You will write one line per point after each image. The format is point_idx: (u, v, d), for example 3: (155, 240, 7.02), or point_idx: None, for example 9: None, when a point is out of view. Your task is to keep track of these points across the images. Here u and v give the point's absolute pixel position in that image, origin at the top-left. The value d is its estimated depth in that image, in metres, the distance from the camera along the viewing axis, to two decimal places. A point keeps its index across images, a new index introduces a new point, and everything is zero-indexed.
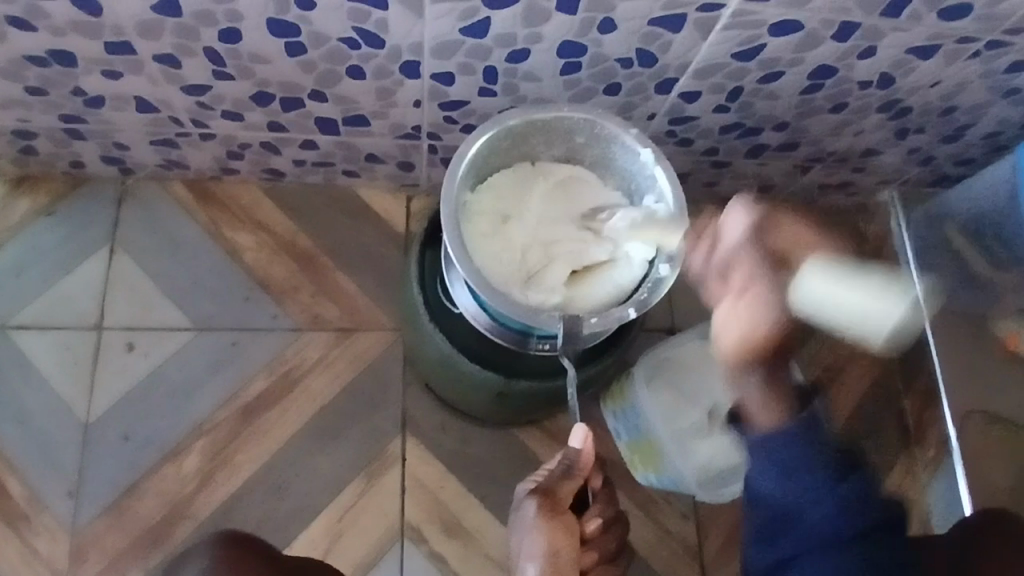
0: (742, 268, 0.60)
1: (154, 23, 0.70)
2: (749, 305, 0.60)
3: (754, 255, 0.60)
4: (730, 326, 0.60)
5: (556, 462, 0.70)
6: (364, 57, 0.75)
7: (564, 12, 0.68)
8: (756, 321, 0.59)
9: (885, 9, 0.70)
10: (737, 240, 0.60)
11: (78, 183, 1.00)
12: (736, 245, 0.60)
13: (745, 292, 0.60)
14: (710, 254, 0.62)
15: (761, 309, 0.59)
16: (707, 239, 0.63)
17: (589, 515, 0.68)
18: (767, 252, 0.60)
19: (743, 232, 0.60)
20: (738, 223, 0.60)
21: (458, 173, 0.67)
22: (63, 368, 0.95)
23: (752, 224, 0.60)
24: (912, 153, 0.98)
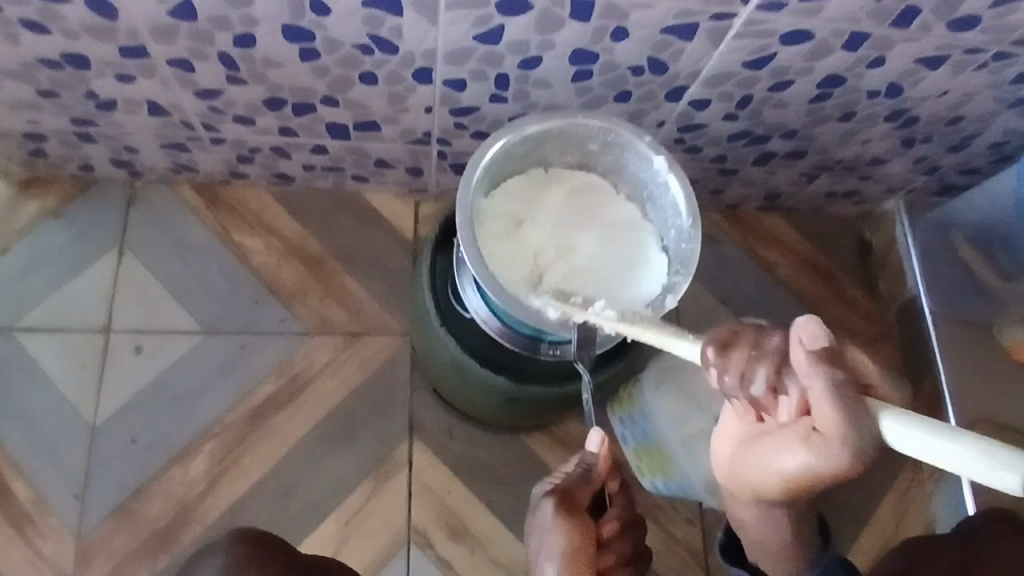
0: (820, 414, 0.44)
1: (170, 28, 0.71)
2: (772, 446, 0.54)
3: (831, 395, 0.43)
4: (775, 465, 0.54)
5: (575, 465, 0.70)
6: (377, 63, 0.76)
7: (578, 20, 0.69)
8: (779, 466, 0.53)
9: (895, 20, 0.71)
10: (814, 393, 0.44)
11: (87, 186, 1.00)
12: (809, 386, 0.45)
13: (824, 431, 0.45)
14: (770, 380, 0.46)
15: (814, 456, 0.48)
16: (742, 354, 0.47)
17: (606, 517, 0.68)
18: (845, 394, 0.43)
19: (817, 376, 0.44)
20: (824, 403, 0.43)
21: (473, 178, 0.67)
22: (70, 370, 0.95)
23: (821, 361, 0.44)
24: (918, 162, 0.99)
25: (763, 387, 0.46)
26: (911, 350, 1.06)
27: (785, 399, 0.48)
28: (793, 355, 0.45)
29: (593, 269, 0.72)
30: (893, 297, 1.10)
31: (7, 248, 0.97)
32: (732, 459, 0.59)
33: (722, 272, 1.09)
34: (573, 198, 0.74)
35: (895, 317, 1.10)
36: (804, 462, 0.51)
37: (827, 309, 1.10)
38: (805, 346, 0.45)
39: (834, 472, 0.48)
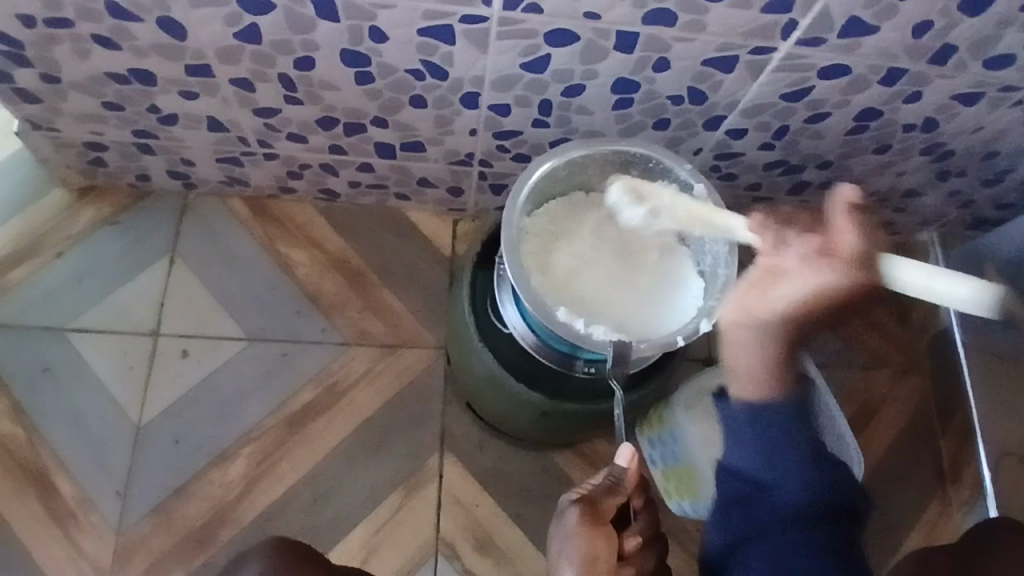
0: (841, 246, 0.59)
1: (235, 50, 0.75)
2: (783, 279, 0.62)
3: (847, 233, 0.58)
4: (787, 289, 0.61)
5: (602, 476, 0.71)
6: (427, 87, 0.79)
7: (622, 51, 0.72)
8: (780, 302, 0.62)
9: (931, 56, 0.72)
10: (844, 233, 0.59)
11: (142, 196, 1.06)
12: (837, 226, 0.59)
13: (818, 265, 0.60)
14: (801, 241, 0.61)
15: (828, 274, 0.59)
16: (801, 224, 0.63)
17: (628, 532, 0.70)
18: (870, 236, 0.58)
19: (849, 223, 0.58)
20: (846, 231, 0.58)
21: (518, 199, 0.70)
22: (119, 371, 0.99)
23: (849, 210, 0.58)
24: (952, 195, 0.99)
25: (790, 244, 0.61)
26: (941, 381, 1.06)
27: (805, 241, 0.61)
28: (836, 208, 0.58)
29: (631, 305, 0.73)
30: (924, 330, 1.09)
31: (65, 252, 1.02)
32: (743, 302, 0.64)
33: None
34: (575, 211, 0.76)
35: (927, 346, 1.08)
36: (806, 289, 0.60)
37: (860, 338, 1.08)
38: (845, 199, 0.58)
39: (843, 286, 0.59)
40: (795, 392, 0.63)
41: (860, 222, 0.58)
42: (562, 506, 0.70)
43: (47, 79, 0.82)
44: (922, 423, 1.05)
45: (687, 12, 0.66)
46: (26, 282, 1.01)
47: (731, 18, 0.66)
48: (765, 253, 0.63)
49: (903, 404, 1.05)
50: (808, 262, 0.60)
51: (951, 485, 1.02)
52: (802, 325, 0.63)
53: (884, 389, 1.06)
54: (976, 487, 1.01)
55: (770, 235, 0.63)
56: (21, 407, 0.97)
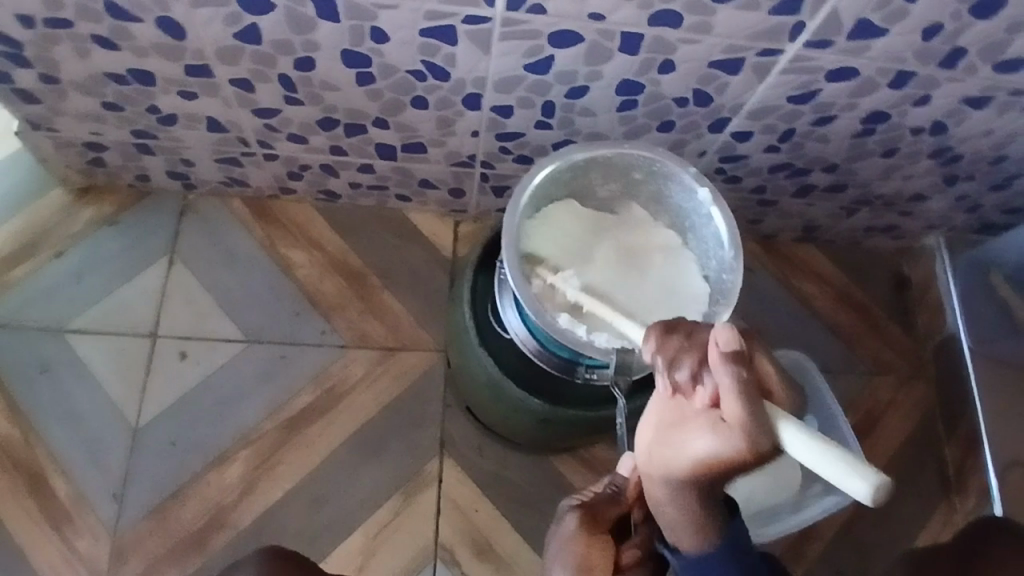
0: (725, 408, 0.45)
1: (235, 50, 0.74)
2: (687, 429, 0.48)
3: (734, 391, 0.44)
4: (693, 446, 0.47)
5: (604, 486, 0.71)
6: (429, 88, 0.78)
7: (627, 52, 0.71)
8: (689, 454, 0.48)
9: (941, 60, 0.71)
10: (721, 386, 0.45)
11: (141, 196, 1.05)
12: (718, 384, 0.45)
13: (721, 426, 0.45)
14: (691, 368, 0.49)
15: (720, 440, 0.46)
16: (677, 341, 0.50)
17: (628, 544, 0.66)
18: (748, 385, 0.44)
19: (725, 369, 0.45)
20: (729, 393, 0.44)
21: (519, 204, 0.69)
22: (116, 373, 0.98)
23: (726, 359, 0.45)
24: (959, 200, 0.98)
25: (683, 373, 0.49)
26: (947, 389, 1.05)
27: (704, 384, 0.47)
28: (712, 356, 0.46)
29: (635, 308, 0.72)
30: (930, 335, 1.08)
31: (63, 252, 1.02)
32: (654, 449, 0.51)
33: (755, 302, 1.08)
34: (536, 269, 0.72)
35: (932, 352, 1.08)
36: (715, 452, 0.45)
37: (863, 343, 1.08)
38: (719, 344, 0.46)
39: (742, 457, 0.45)
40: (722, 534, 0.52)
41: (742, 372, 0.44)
42: (562, 512, 0.69)
43: (45, 78, 0.81)
44: (927, 432, 1.04)
45: (693, 13, 0.65)
46: (24, 281, 1.00)
47: (739, 20, 0.65)
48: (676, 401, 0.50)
49: (908, 412, 1.05)
50: (707, 412, 0.47)
51: (956, 495, 1.01)
52: (710, 484, 0.49)
53: (888, 396, 1.06)
54: (982, 496, 0.99)
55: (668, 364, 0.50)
56: (19, 407, 0.96)
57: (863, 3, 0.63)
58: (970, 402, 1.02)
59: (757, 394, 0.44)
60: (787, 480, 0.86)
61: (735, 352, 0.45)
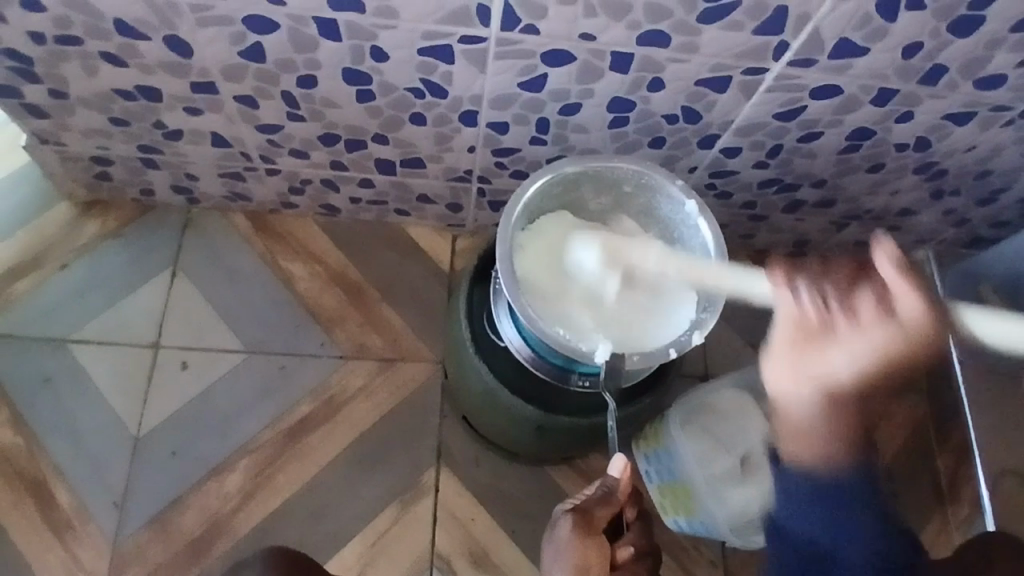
0: (901, 301, 0.69)
1: (240, 68, 0.77)
2: (839, 349, 0.70)
3: (906, 290, 0.68)
4: (843, 365, 0.70)
5: (596, 487, 0.71)
6: (427, 105, 0.81)
7: (618, 71, 0.73)
8: (839, 363, 0.70)
9: (922, 77, 0.74)
10: (886, 268, 0.69)
11: (146, 210, 1.07)
12: (888, 279, 0.69)
13: (890, 313, 0.70)
14: (862, 297, 0.71)
15: (886, 331, 0.70)
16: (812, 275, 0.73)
17: (622, 541, 0.70)
18: (915, 283, 0.68)
19: (904, 281, 0.68)
20: (908, 295, 0.68)
21: (513, 214, 0.71)
22: (118, 383, 1.00)
23: (886, 262, 0.69)
24: (946, 215, 1.01)
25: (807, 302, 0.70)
26: (938, 402, 1.07)
27: (865, 303, 0.71)
28: (881, 253, 0.69)
29: (624, 314, 0.74)
30: None
31: (68, 264, 1.04)
32: (797, 374, 0.71)
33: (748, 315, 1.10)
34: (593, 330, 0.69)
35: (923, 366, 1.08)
36: (877, 336, 0.70)
37: None
38: (889, 260, 0.69)
39: (899, 342, 0.70)
40: (859, 464, 0.70)
41: (901, 270, 0.68)
42: (557, 516, 0.71)
43: (55, 94, 0.84)
44: (918, 442, 1.06)
45: (680, 33, 0.67)
46: (30, 293, 1.02)
47: (726, 39, 0.68)
48: (879, 309, 0.70)
49: (902, 422, 1.07)
50: (866, 327, 0.70)
51: (949, 503, 1.03)
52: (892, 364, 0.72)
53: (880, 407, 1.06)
54: (974, 506, 1.01)
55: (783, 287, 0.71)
56: (22, 417, 0.98)
57: (843, 22, 0.66)
58: (962, 414, 1.04)
59: (908, 278, 0.68)
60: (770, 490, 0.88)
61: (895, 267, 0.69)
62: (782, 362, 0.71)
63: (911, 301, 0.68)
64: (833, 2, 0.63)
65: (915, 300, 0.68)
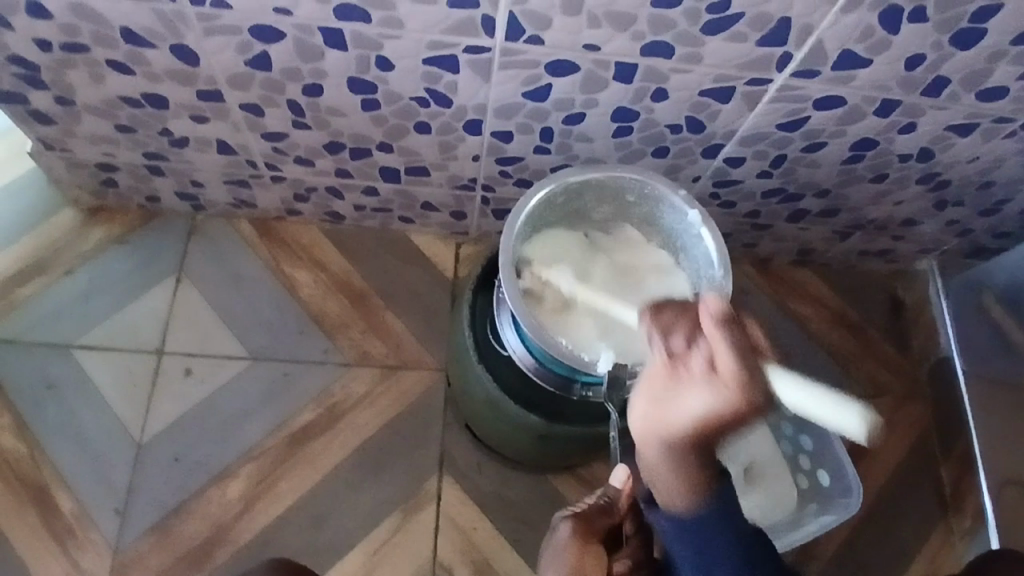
0: (721, 365, 0.48)
1: (246, 77, 0.77)
2: (681, 391, 0.51)
3: (731, 348, 0.48)
4: (678, 413, 0.51)
5: (596, 497, 0.72)
6: (431, 114, 0.81)
7: (621, 81, 0.74)
8: (694, 412, 0.50)
9: (925, 88, 0.74)
10: (716, 347, 0.48)
11: (151, 216, 1.08)
12: (713, 341, 0.49)
13: (719, 379, 0.48)
14: (685, 335, 0.52)
15: (712, 395, 0.49)
16: (671, 315, 0.55)
17: (619, 554, 0.70)
18: (745, 344, 0.48)
19: (719, 335, 0.48)
20: (722, 346, 0.48)
21: (515, 225, 0.71)
22: (122, 389, 1.00)
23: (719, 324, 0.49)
24: (950, 225, 1.00)
25: (680, 344, 0.52)
26: (942, 414, 1.06)
27: (698, 352, 0.50)
28: (706, 318, 0.49)
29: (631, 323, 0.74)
30: (924, 357, 1.09)
31: (73, 270, 1.04)
32: (648, 411, 0.54)
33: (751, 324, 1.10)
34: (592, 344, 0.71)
35: (926, 376, 1.09)
36: (703, 403, 0.49)
37: (860, 364, 1.09)
38: (712, 312, 0.49)
39: (726, 412, 0.49)
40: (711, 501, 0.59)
41: (736, 342, 0.47)
42: (556, 523, 0.72)
43: (61, 102, 0.84)
44: (921, 451, 1.05)
45: (683, 44, 0.68)
46: (35, 299, 1.02)
47: (729, 50, 0.68)
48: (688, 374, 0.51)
49: (903, 431, 1.06)
50: (691, 373, 0.50)
51: (952, 513, 1.02)
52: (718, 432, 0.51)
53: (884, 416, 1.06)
54: (977, 518, 0.99)
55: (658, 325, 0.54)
56: (25, 422, 0.98)
57: (845, 34, 0.66)
58: (965, 425, 1.03)
59: (745, 348, 0.48)
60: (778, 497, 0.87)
61: (716, 317, 0.49)
62: (641, 396, 0.54)
63: (748, 372, 0.47)
64: (835, 14, 0.64)
65: (748, 372, 0.47)
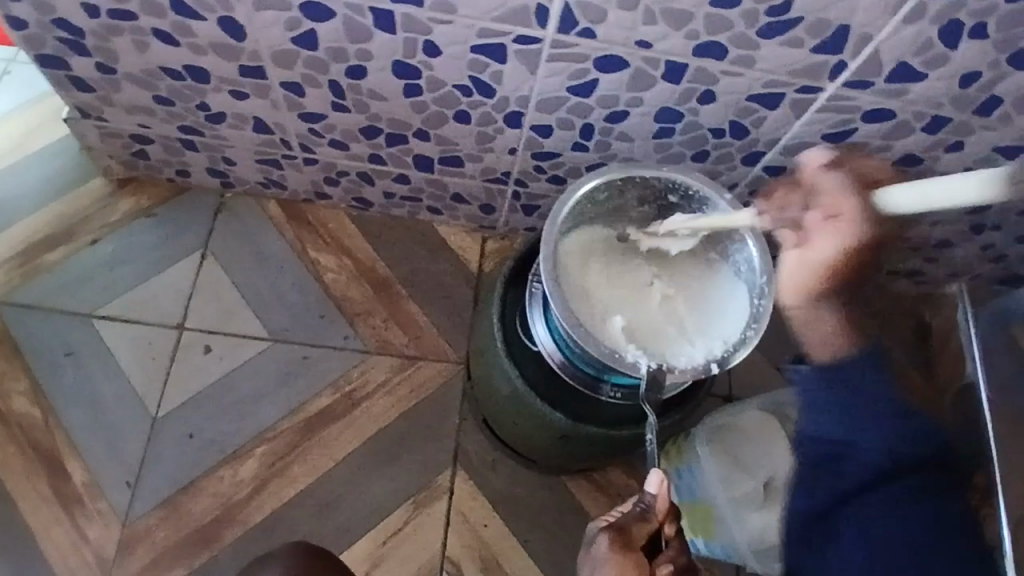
0: (841, 207, 0.62)
1: (291, 55, 0.77)
2: (818, 239, 0.63)
3: (843, 198, 0.62)
4: (822, 250, 0.63)
5: (633, 503, 0.67)
6: (473, 104, 0.81)
7: (669, 81, 0.73)
8: (819, 257, 0.63)
9: (977, 107, 0.73)
10: (829, 181, 0.63)
11: (180, 190, 1.07)
12: (829, 184, 0.63)
13: (839, 224, 0.62)
14: (805, 206, 0.64)
15: (835, 236, 0.62)
16: (790, 198, 0.66)
17: (662, 558, 0.64)
18: (853, 187, 0.62)
19: (833, 180, 0.63)
20: (828, 237, 0.62)
21: (558, 219, 0.70)
22: (141, 362, 0.99)
23: (828, 170, 0.63)
24: (984, 249, 0.99)
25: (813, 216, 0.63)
26: None
27: (813, 210, 0.63)
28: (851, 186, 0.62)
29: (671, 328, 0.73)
30: None
31: (98, 239, 1.04)
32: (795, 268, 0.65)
33: None
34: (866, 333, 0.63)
35: None
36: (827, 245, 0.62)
37: None
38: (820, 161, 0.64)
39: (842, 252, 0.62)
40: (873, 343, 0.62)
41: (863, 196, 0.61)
42: (591, 536, 0.66)
43: (103, 69, 0.84)
44: None
45: (736, 46, 0.67)
46: (58, 265, 1.02)
47: (783, 55, 0.67)
48: (801, 238, 0.64)
49: None
50: (822, 229, 0.62)
51: None
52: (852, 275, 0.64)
53: None
54: None
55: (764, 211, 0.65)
56: (41, 389, 0.98)
57: (903, 46, 0.65)
58: None
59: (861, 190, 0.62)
60: None
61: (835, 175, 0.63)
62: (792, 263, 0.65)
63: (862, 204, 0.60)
64: (896, 24, 0.63)
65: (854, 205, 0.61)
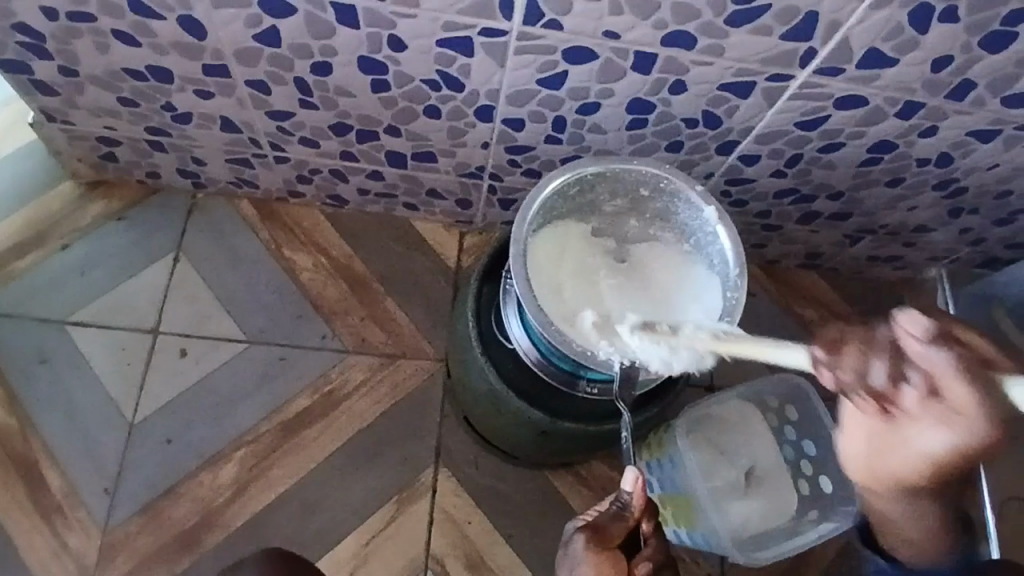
0: (953, 394, 0.38)
1: (254, 53, 0.75)
2: (907, 433, 0.46)
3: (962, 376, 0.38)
4: (924, 444, 0.46)
5: (610, 502, 0.67)
6: (442, 98, 0.79)
7: (639, 72, 0.72)
8: (920, 448, 0.47)
9: (949, 92, 0.72)
10: (940, 370, 0.38)
11: (152, 192, 1.05)
12: (932, 367, 0.38)
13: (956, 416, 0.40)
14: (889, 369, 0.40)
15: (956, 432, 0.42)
16: (856, 353, 0.41)
17: (639, 557, 0.65)
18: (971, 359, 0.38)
19: (938, 359, 0.38)
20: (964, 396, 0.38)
21: (527, 215, 0.69)
22: (116, 368, 0.98)
23: (935, 343, 0.38)
24: (961, 233, 0.99)
25: (883, 380, 0.40)
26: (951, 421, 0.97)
27: (915, 388, 0.39)
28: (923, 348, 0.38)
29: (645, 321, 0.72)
30: None
31: (69, 244, 1.02)
32: (869, 452, 0.51)
33: (758, 327, 1.09)
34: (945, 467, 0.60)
35: None
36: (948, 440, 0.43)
37: None
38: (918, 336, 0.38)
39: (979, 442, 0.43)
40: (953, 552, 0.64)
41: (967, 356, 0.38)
42: (569, 535, 0.67)
43: (63, 71, 0.82)
44: None
45: (705, 35, 0.66)
46: (28, 272, 1.00)
47: (753, 43, 0.66)
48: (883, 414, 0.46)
49: None
50: (923, 415, 0.41)
51: None
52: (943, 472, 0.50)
53: None
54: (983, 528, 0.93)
55: (822, 362, 0.42)
56: (15, 398, 0.96)
57: (874, 31, 0.64)
58: None
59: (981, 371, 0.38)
60: (781, 501, 0.88)
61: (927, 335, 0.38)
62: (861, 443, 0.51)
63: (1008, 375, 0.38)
64: (865, 10, 0.62)
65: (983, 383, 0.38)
